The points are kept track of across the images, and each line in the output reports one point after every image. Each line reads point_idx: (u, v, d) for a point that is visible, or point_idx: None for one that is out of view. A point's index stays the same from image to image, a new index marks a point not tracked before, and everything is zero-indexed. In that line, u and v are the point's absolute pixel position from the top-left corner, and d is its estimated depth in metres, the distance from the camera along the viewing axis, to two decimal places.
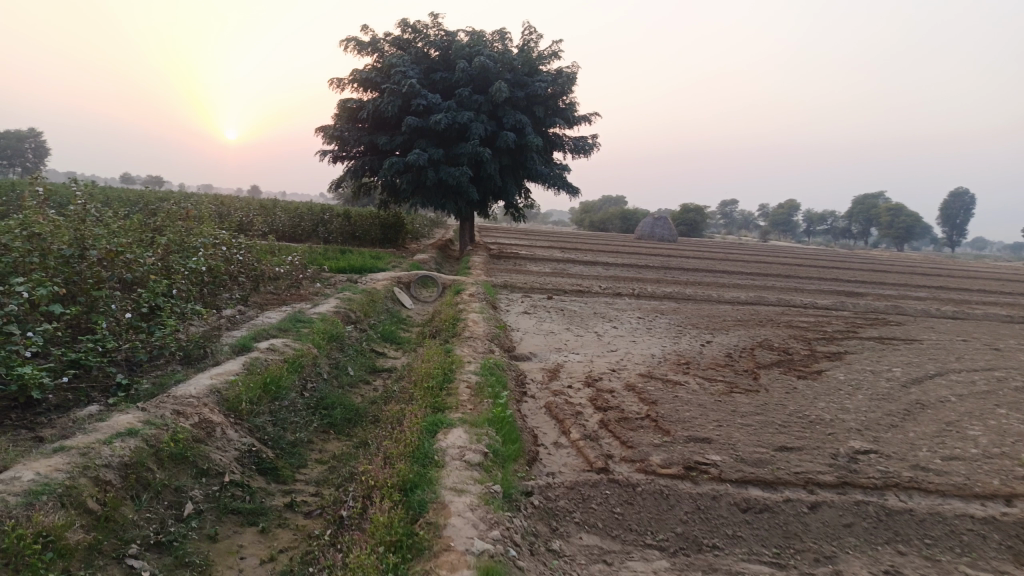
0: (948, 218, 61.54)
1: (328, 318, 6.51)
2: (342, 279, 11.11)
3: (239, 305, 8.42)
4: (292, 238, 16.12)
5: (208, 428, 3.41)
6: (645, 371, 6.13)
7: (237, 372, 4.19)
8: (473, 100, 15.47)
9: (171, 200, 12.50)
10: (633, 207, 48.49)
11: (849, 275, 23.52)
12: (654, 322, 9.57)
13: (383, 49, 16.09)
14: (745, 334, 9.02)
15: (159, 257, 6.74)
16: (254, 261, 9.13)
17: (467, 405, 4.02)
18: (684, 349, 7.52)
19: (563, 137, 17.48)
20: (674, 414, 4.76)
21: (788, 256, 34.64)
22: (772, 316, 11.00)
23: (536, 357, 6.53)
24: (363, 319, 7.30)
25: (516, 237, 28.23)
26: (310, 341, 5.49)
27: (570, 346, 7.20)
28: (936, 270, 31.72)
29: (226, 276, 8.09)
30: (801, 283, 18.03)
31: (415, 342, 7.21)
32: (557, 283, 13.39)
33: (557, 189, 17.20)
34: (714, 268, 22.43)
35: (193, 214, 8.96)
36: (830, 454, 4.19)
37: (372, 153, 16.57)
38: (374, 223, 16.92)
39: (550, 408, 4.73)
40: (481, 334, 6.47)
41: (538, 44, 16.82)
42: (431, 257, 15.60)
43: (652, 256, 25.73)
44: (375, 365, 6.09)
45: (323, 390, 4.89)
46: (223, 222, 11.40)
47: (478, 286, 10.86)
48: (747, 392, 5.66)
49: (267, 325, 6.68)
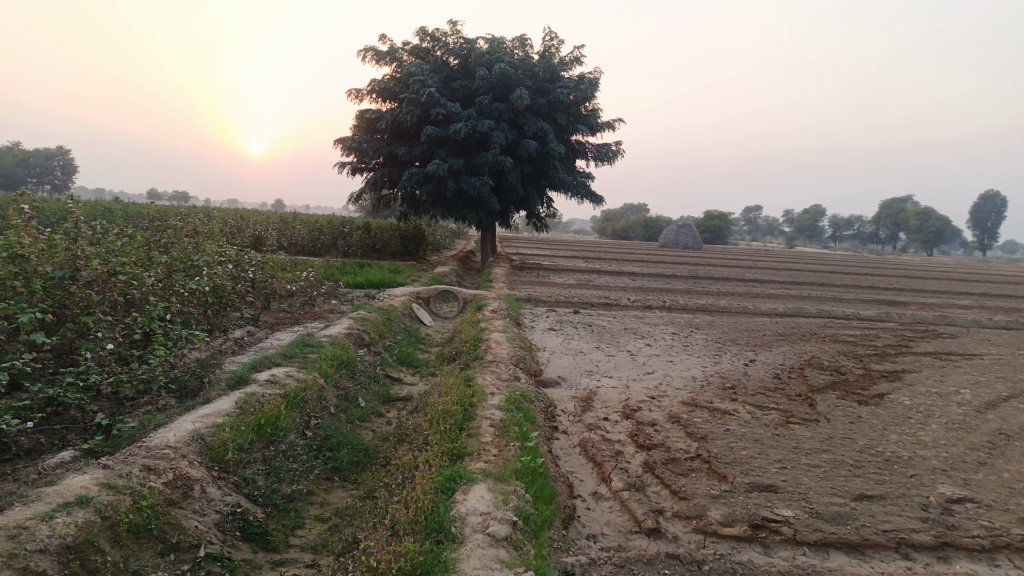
0: (981, 222, 59.76)
1: (339, 341, 5.98)
2: (359, 295, 10.62)
3: (249, 326, 7.95)
4: (311, 252, 15.72)
5: (184, 488, 2.89)
6: (688, 399, 5.50)
7: (229, 412, 3.67)
8: (493, 108, 14.99)
9: (184, 214, 12.13)
10: (657, 215, 47.72)
11: (885, 283, 22.54)
12: (690, 338, 8.90)
13: (401, 58, 15.64)
14: (790, 351, 8.31)
15: (160, 277, 6.28)
16: (265, 278, 8.67)
17: (490, 451, 3.45)
18: (727, 370, 6.85)
19: (586, 144, 16.91)
20: (728, 453, 4.14)
21: (817, 262, 33.60)
22: (815, 329, 10.28)
23: (566, 383, 5.94)
24: (378, 341, 6.75)
25: (539, 247, 27.58)
26: (317, 370, 4.96)
27: (602, 368, 6.57)
28: (972, 275, 30.53)
29: (233, 296, 7.62)
30: (839, 292, 17.18)
31: (434, 366, 6.64)
32: (583, 295, 12.76)
33: (581, 198, 16.61)
34: (744, 276, 21.61)
35: (200, 230, 8.51)
36: (919, 504, 3.55)
37: (390, 164, 16.13)
38: (394, 235, 16.45)
39: (587, 447, 4.14)
40: (504, 357, 5.88)
41: (559, 49, 16.32)
42: (451, 270, 15.08)
43: (679, 264, 24.98)
44: (389, 394, 5.53)
45: (330, 428, 4.35)
46: (235, 236, 10.98)
47: (501, 300, 10.29)
48: (806, 424, 5.01)
49: (273, 349, 6.17)
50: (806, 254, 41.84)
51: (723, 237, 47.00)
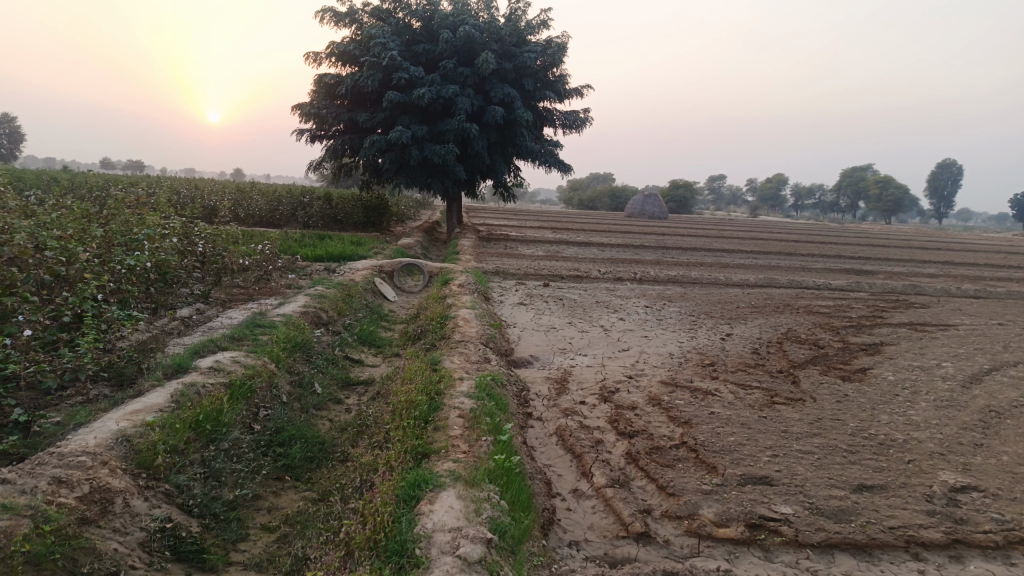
0: (937, 190, 60.63)
1: (293, 320, 5.53)
2: (319, 269, 10.13)
3: (198, 303, 7.45)
4: (269, 223, 15.11)
5: (102, 503, 2.48)
6: (667, 378, 5.20)
7: (162, 409, 3.24)
8: (457, 73, 14.42)
9: (131, 184, 11.46)
10: (623, 184, 47.49)
11: (849, 251, 22.62)
12: (664, 311, 8.62)
13: (361, 20, 14.93)
14: (766, 324, 8.07)
15: (96, 251, 5.75)
16: (217, 252, 8.14)
17: (459, 448, 3.08)
18: (704, 346, 6.58)
19: (553, 111, 16.44)
20: (717, 440, 3.84)
21: (781, 231, 33.71)
22: (788, 300, 10.08)
23: (539, 362, 5.60)
24: (337, 319, 6.32)
25: (505, 218, 27.12)
26: (268, 354, 4.53)
27: (575, 346, 6.23)
28: (932, 243, 30.87)
29: (179, 271, 7.09)
30: (808, 262, 17.09)
31: (397, 345, 6.24)
32: (552, 267, 12.43)
33: (548, 167, 16.18)
34: (713, 246, 21.46)
35: (144, 200, 7.92)
36: (923, 495, 3.29)
37: (351, 131, 15.49)
38: (356, 204, 15.77)
39: (564, 437, 3.81)
40: (473, 336, 5.50)
41: (525, 12, 15.73)
42: (416, 241, 14.59)
43: (647, 234, 24.74)
44: (349, 377, 5.12)
45: (281, 419, 3.94)
46: (184, 207, 10.35)
47: (468, 273, 9.89)
48: (792, 404, 4.74)
49: (222, 330, 5.71)
50: (771, 223, 42.08)
51: (688, 207, 46.99)
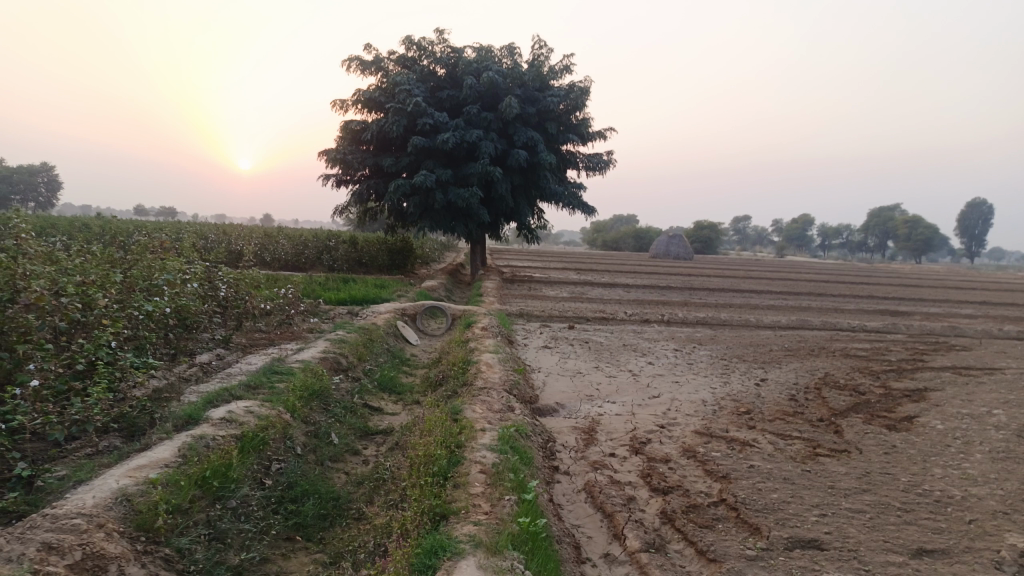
0: (968, 229, 59.60)
1: (312, 367, 5.38)
2: (342, 313, 10.03)
3: (218, 349, 7.34)
4: (294, 267, 15.16)
5: (94, 571, 2.29)
6: (701, 427, 4.93)
7: (168, 464, 3.07)
8: (481, 117, 14.49)
9: (158, 230, 11.55)
10: (647, 226, 47.36)
11: (881, 292, 22.11)
12: (694, 355, 8.35)
13: (386, 68, 15.12)
14: (802, 368, 7.75)
15: (115, 298, 5.67)
16: (238, 296, 8.07)
17: (481, 507, 2.87)
18: (738, 393, 6.29)
19: (577, 154, 16.41)
20: (759, 498, 3.57)
21: (810, 271, 33.19)
22: (823, 343, 9.75)
23: (565, 410, 5.37)
24: (357, 364, 6.15)
25: (530, 259, 27.04)
26: (284, 403, 4.36)
27: (603, 392, 5.98)
28: (966, 282, 30.18)
29: (200, 316, 7.01)
30: (840, 302, 16.67)
31: (419, 392, 6.04)
32: (578, 310, 12.23)
33: (572, 209, 16.09)
34: (740, 287, 21.10)
35: (167, 245, 7.90)
36: (991, 560, 2.99)
37: (376, 176, 15.57)
38: (381, 248, 15.72)
39: (593, 493, 3.57)
40: (496, 383, 5.28)
41: (548, 57, 15.81)
42: (440, 284, 14.50)
43: (673, 275, 24.44)
44: (368, 426, 4.93)
45: (294, 474, 3.75)
46: (208, 252, 10.36)
47: (491, 316, 9.72)
48: (837, 457, 4.44)
49: (240, 377, 5.56)
50: (798, 263, 41.54)
51: (714, 247, 46.64)
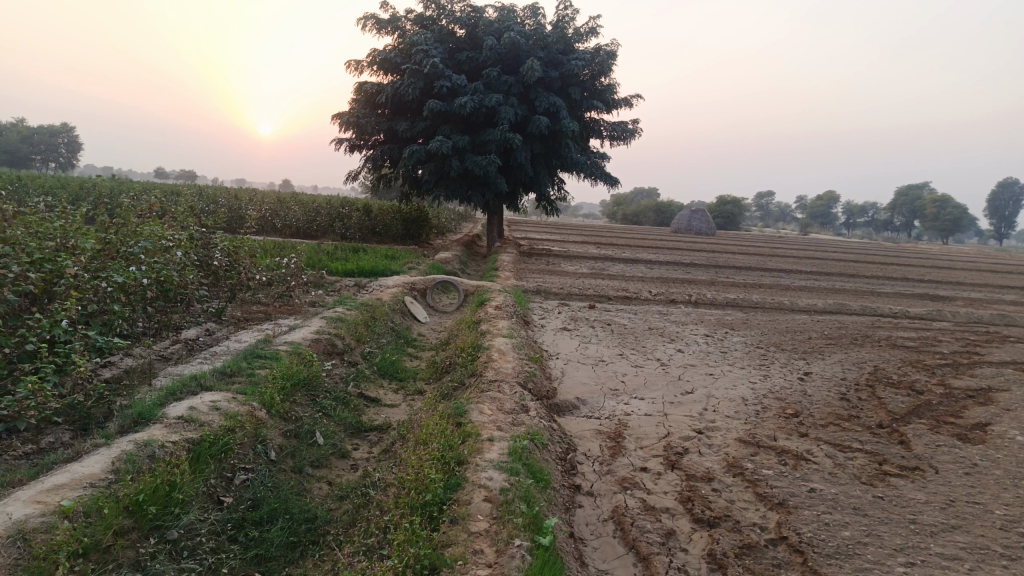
0: (998, 210, 57.65)
1: (300, 352, 4.75)
2: (348, 285, 9.40)
3: (209, 323, 6.75)
4: (306, 235, 14.58)
5: None
6: (744, 435, 4.24)
7: (91, 485, 2.45)
8: (501, 81, 13.68)
9: (159, 192, 10.96)
10: (668, 199, 46.31)
11: (914, 273, 21.14)
12: (726, 342, 7.64)
13: (403, 27, 14.28)
14: (847, 361, 7.00)
15: (83, 267, 5.02)
16: (233, 266, 7.41)
17: (483, 558, 2.24)
18: (781, 389, 5.58)
19: (600, 122, 15.56)
20: (829, 538, 2.90)
21: (835, 250, 32.06)
22: (864, 331, 8.98)
23: (587, 407, 4.71)
24: (354, 347, 5.51)
25: (548, 232, 26.24)
26: (261, 398, 3.72)
27: (630, 386, 5.28)
28: (999, 265, 28.98)
29: (188, 288, 6.38)
30: (875, 285, 15.78)
31: (423, 380, 5.38)
32: (599, 287, 11.51)
33: (594, 180, 15.28)
34: (767, 265, 20.21)
35: (156, 209, 7.24)
36: None
37: (391, 141, 14.83)
38: (395, 216, 14.98)
39: (623, 525, 2.94)
40: (509, 376, 4.60)
41: (574, 19, 14.94)
42: (454, 256, 13.82)
43: (697, 251, 23.57)
44: (361, 422, 4.30)
45: (264, 489, 3.13)
46: (207, 217, 9.72)
47: (506, 293, 9.06)
48: (910, 477, 3.76)
49: (222, 360, 4.94)
50: (822, 241, 40.39)
51: (736, 222, 45.57)
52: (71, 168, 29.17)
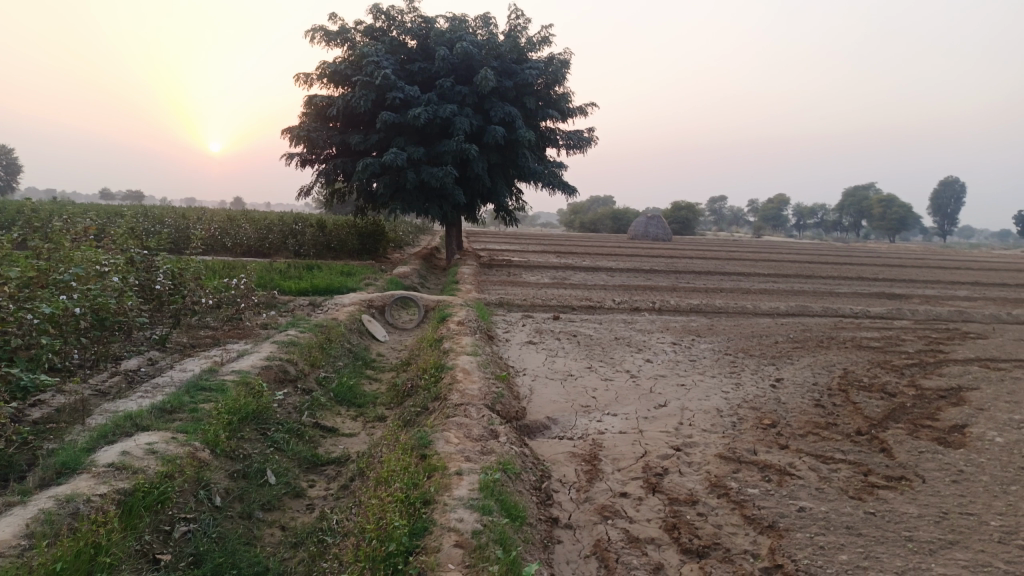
0: (941, 208, 59.47)
1: (250, 381, 4.41)
2: (303, 305, 9.02)
3: (152, 352, 6.34)
4: (258, 253, 14.10)
5: None
6: (724, 450, 4.05)
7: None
8: (455, 91, 13.46)
9: (98, 213, 10.43)
10: (624, 207, 46.63)
11: (868, 272, 21.48)
12: (695, 350, 7.50)
13: (352, 39, 13.97)
14: (817, 365, 6.90)
15: (6, 297, 4.61)
16: (177, 290, 7.01)
17: None
18: (755, 398, 5.41)
19: (556, 131, 15.43)
20: (827, 564, 2.71)
21: (789, 252, 32.51)
22: (829, 333, 8.95)
23: (559, 427, 4.46)
24: (308, 373, 5.18)
25: (507, 242, 26.04)
26: (204, 436, 3.39)
27: (601, 401, 5.06)
28: (946, 262, 29.72)
29: (127, 316, 5.97)
30: (833, 286, 15.91)
31: (383, 405, 5.08)
32: (562, 297, 11.32)
33: (552, 189, 15.12)
34: (726, 269, 20.31)
35: (93, 232, 6.81)
36: None
37: (344, 155, 14.47)
38: (351, 231, 14.60)
39: (607, 561, 2.70)
40: (475, 398, 4.33)
41: (526, 28, 14.80)
42: (412, 270, 13.49)
43: (656, 258, 23.61)
44: (317, 456, 3.99)
45: (207, 541, 2.81)
46: (150, 239, 9.25)
47: (468, 307, 8.80)
48: (898, 489, 3.59)
49: (164, 393, 4.58)
50: (775, 244, 41.00)
51: (691, 227, 46.07)
52: (12, 192, 28.02)
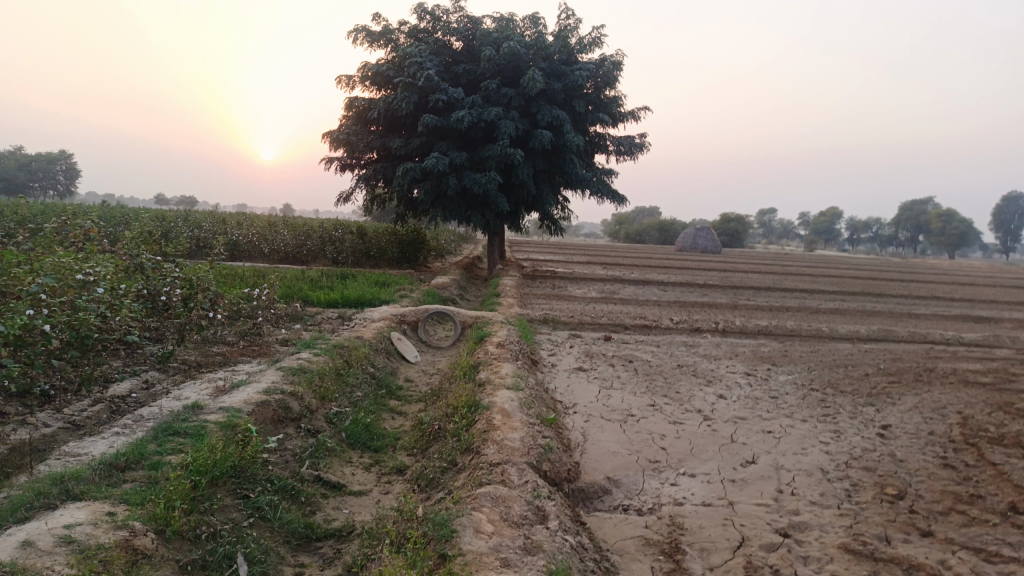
0: (1005, 223, 56.47)
1: (236, 424, 3.54)
2: (331, 319, 8.20)
3: (151, 372, 5.54)
4: (295, 260, 13.42)
5: None
6: (849, 539, 3.02)
7: None
8: (501, 93, 12.59)
9: (120, 218, 9.82)
10: (671, 218, 45.29)
11: (942, 291, 19.84)
12: (773, 383, 6.42)
13: (395, 39, 13.21)
14: (925, 407, 5.74)
15: None
16: (184, 303, 6.21)
17: None
18: (864, 454, 4.34)
19: (606, 136, 14.45)
20: None
21: (848, 267, 30.76)
22: (924, 364, 7.74)
23: (623, 495, 3.50)
24: (317, 409, 4.29)
25: (551, 252, 25.01)
26: (152, 512, 2.53)
27: (673, 455, 4.07)
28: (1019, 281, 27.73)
29: (117, 333, 5.15)
30: (910, 306, 14.51)
31: (405, 451, 4.16)
32: (613, 314, 10.31)
33: (601, 197, 14.12)
34: (785, 285, 18.98)
35: (91, 235, 6.06)
36: None
37: (383, 159, 13.71)
38: (390, 238, 13.81)
39: None
40: (516, 453, 3.39)
41: (576, 28, 13.87)
42: (452, 281, 12.61)
43: (710, 271, 22.36)
44: (312, 529, 3.08)
45: None
46: (170, 244, 8.54)
47: (511, 325, 7.86)
48: None
49: (138, 434, 3.72)
50: (830, 258, 39.08)
51: (741, 240, 44.46)
52: (71, 196, 28.28)
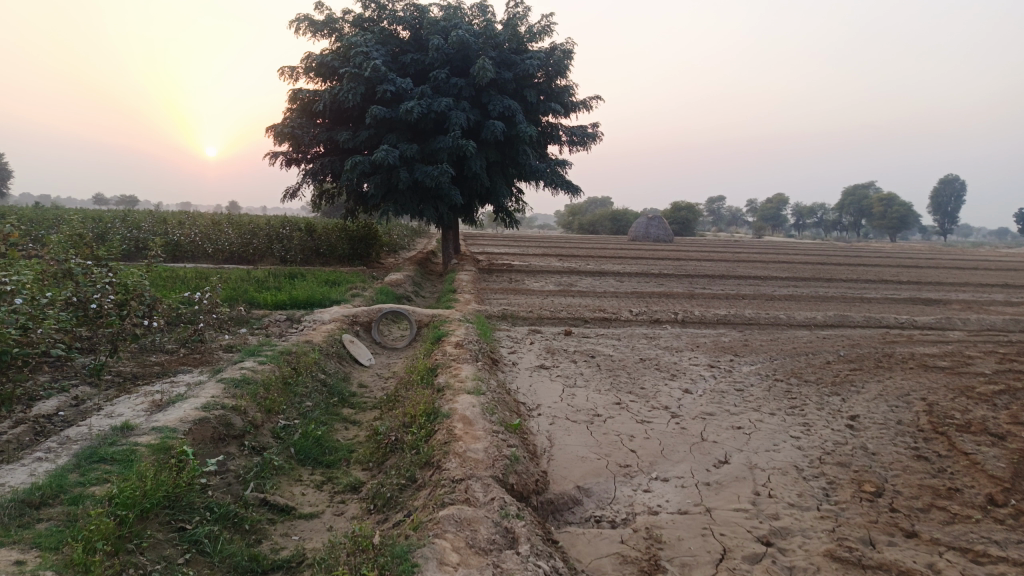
0: (941, 207, 58.32)
1: (170, 447, 3.21)
2: (280, 322, 7.82)
3: (81, 387, 5.11)
4: (241, 259, 12.90)
5: None
6: (834, 545, 2.87)
7: None
8: (451, 84, 12.28)
9: (48, 221, 9.21)
10: (623, 208, 45.49)
11: (889, 274, 20.25)
12: (738, 375, 6.30)
13: (339, 29, 12.75)
14: (889, 395, 5.69)
15: None
16: (116, 311, 5.76)
17: None
18: (836, 448, 4.23)
19: (559, 126, 14.25)
20: None
21: (797, 253, 31.26)
22: (882, 349, 7.75)
23: (594, 506, 3.29)
24: (262, 424, 3.98)
25: (506, 245, 24.80)
26: (67, 558, 2.21)
27: (644, 458, 3.89)
28: (958, 262, 28.59)
29: (39, 346, 4.71)
30: (861, 290, 14.70)
31: (360, 465, 3.88)
32: (571, 307, 10.13)
33: (556, 188, 13.93)
34: (738, 272, 19.11)
35: (9, 240, 5.56)
36: None
37: (331, 154, 13.26)
38: (341, 235, 13.38)
39: None
40: (480, 466, 3.16)
41: (526, 17, 13.62)
42: (407, 277, 12.28)
43: (664, 260, 22.42)
44: (256, 562, 2.79)
45: None
46: (103, 246, 8.01)
47: (468, 322, 7.60)
48: None
49: (60, 460, 3.35)
50: (778, 244, 39.75)
51: (692, 229, 44.93)
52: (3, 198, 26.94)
